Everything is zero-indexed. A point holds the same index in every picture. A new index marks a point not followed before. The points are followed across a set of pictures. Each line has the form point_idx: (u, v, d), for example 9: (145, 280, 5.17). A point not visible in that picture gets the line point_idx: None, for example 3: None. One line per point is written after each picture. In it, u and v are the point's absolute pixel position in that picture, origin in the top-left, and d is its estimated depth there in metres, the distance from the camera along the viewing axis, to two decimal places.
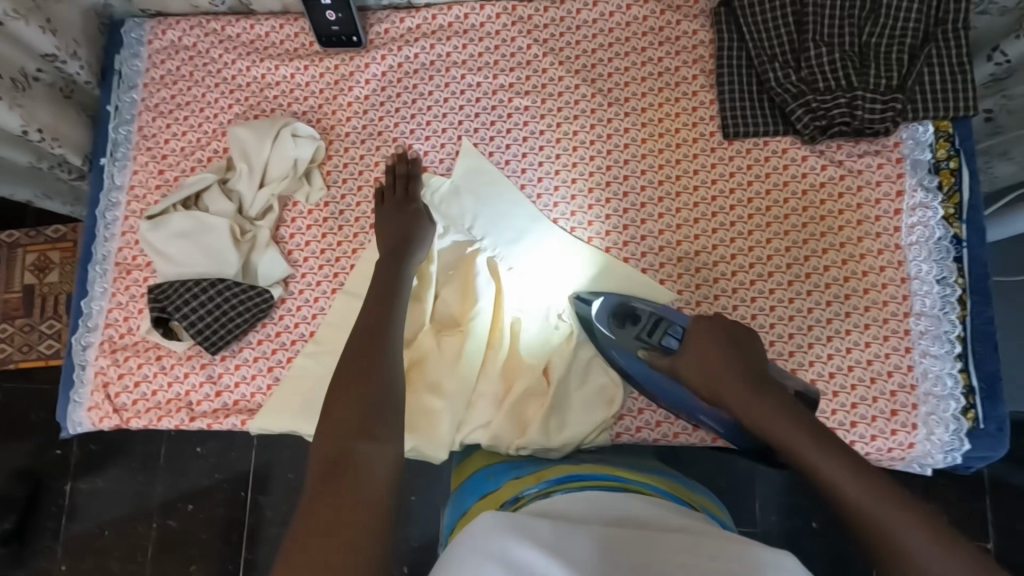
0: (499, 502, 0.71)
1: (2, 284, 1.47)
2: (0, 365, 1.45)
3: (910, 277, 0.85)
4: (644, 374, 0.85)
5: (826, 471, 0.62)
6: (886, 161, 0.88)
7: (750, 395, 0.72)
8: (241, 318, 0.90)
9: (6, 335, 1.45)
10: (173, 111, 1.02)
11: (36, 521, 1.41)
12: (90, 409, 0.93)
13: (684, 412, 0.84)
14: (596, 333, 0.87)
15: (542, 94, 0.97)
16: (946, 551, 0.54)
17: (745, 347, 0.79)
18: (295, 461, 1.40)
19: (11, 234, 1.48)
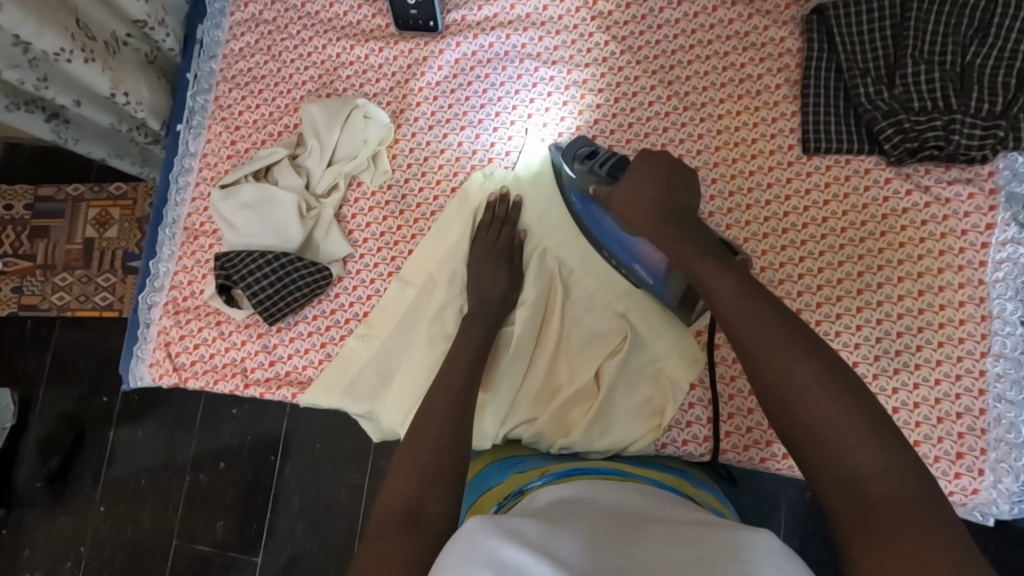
0: (504, 494, 0.72)
1: (64, 234, 1.55)
2: (58, 311, 1.53)
3: (992, 315, 0.81)
4: (599, 226, 0.89)
5: (753, 334, 0.63)
6: (978, 190, 0.83)
7: (690, 251, 0.73)
8: (300, 292, 0.92)
9: (66, 284, 1.54)
10: (249, 84, 1.04)
11: (83, 463, 1.49)
12: (152, 366, 0.97)
13: (624, 261, 0.87)
14: (561, 172, 0.91)
15: (616, 93, 0.95)
16: (857, 422, 0.55)
17: (685, 190, 0.81)
18: (330, 435, 1.43)
19: (76, 187, 1.56)
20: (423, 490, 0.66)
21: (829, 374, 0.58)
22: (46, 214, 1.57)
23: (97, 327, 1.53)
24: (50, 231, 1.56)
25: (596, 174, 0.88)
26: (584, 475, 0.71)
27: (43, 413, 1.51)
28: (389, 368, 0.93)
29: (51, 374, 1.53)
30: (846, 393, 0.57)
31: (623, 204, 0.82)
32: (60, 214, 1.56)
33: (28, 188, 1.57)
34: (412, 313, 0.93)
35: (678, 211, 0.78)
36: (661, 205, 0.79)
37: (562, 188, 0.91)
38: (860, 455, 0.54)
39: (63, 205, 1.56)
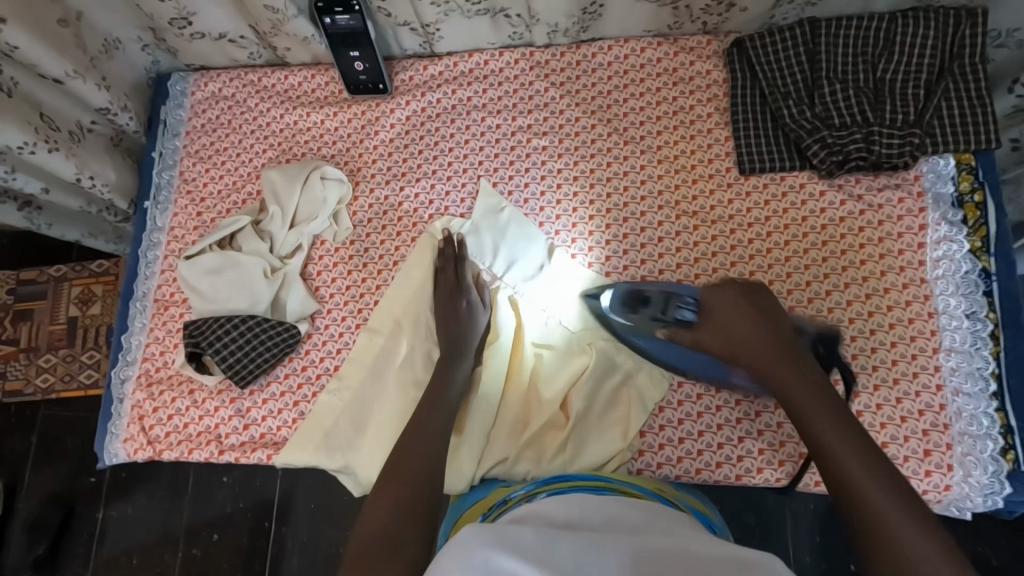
0: (489, 505, 0.78)
1: (47, 316, 1.57)
2: (42, 394, 1.52)
3: (938, 311, 0.84)
4: (665, 351, 0.88)
5: (818, 429, 0.69)
6: (906, 194, 0.88)
7: (771, 349, 0.77)
8: (269, 353, 0.93)
9: (50, 365, 1.54)
10: (212, 157, 1.08)
11: (68, 549, 1.45)
12: (127, 441, 0.97)
13: (701, 374, 0.87)
14: (607, 321, 0.90)
15: (559, 134, 1.00)
16: (886, 490, 0.63)
17: (757, 299, 0.81)
18: (321, 495, 1.41)
19: (59, 268, 1.59)
20: (399, 527, 0.68)
21: (857, 434, 0.68)
22: (28, 297, 1.58)
23: (85, 405, 1.52)
24: (32, 314, 1.57)
25: (660, 317, 0.87)
26: (568, 484, 0.76)
27: (26, 502, 1.48)
28: (362, 420, 0.93)
29: (34, 460, 1.51)
30: (870, 454, 0.66)
31: (713, 333, 0.82)
32: (42, 295, 1.58)
33: (7, 274, 1.59)
34: (380, 361, 0.94)
35: (756, 317, 0.79)
36: (751, 327, 0.79)
37: (618, 332, 0.89)
38: (902, 532, 0.60)
39: (46, 286, 1.58)
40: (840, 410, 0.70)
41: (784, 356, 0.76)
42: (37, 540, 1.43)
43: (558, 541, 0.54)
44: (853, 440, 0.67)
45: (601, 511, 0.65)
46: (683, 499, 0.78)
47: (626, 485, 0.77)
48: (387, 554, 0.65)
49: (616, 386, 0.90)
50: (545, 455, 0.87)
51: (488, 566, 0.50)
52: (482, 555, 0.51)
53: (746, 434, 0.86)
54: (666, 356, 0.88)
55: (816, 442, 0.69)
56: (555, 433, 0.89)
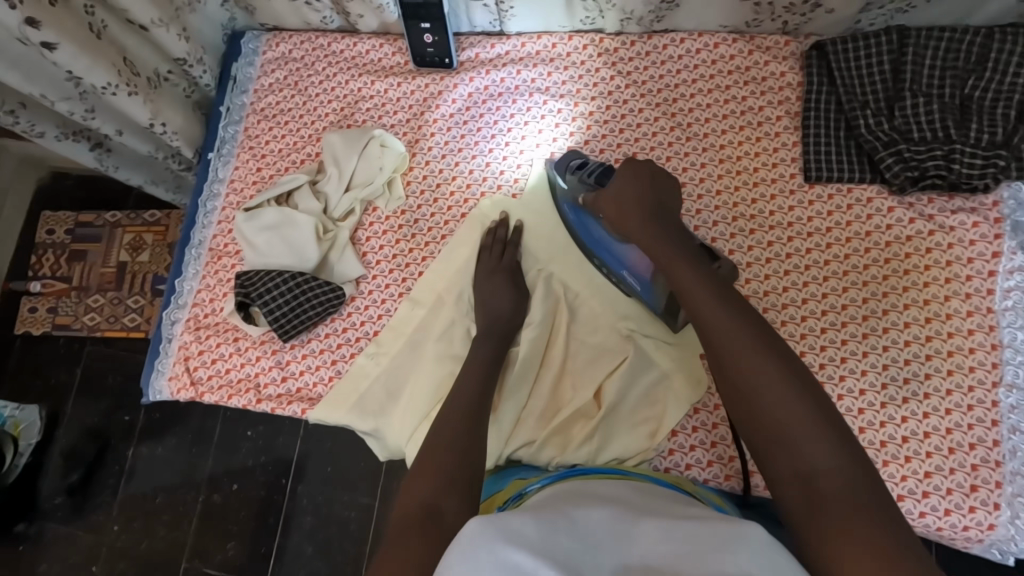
0: (505, 498, 0.77)
1: (100, 258, 1.64)
2: (88, 331, 1.60)
3: (1002, 344, 0.80)
4: (599, 244, 0.91)
5: (744, 366, 0.66)
6: (982, 219, 0.83)
7: (685, 277, 0.74)
8: (314, 311, 0.96)
9: (98, 305, 1.61)
10: (276, 116, 1.11)
11: (100, 479, 1.52)
12: (171, 379, 1.01)
13: (614, 269, 0.90)
14: (556, 187, 0.95)
15: (620, 124, 0.98)
16: (793, 395, 0.63)
17: (664, 193, 0.84)
18: (341, 458, 1.44)
19: (115, 214, 1.66)
20: (439, 498, 0.68)
21: (768, 344, 0.67)
22: (85, 238, 1.66)
23: (122, 348, 1.59)
24: (86, 254, 1.65)
25: (587, 183, 0.90)
26: (582, 475, 0.75)
27: (67, 430, 1.56)
28: (396, 387, 0.95)
29: (77, 391, 1.58)
30: (784, 362, 0.65)
31: (613, 208, 0.84)
32: (98, 237, 1.65)
33: (67, 215, 1.68)
34: (419, 332, 0.96)
35: (675, 235, 0.79)
36: (651, 220, 0.80)
37: (556, 198, 0.96)
38: (830, 466, 0.59)
39: (102, 230, 1.66)
40: (744, 314, 0.70)
41: (713, 289, 0.72)
42: (74, 465, 1.53)
43: (561, 531, 0.53)
44: (778, 374, 0.65)
45: (603, 494, 0.66)
46: (706, 494, 0.78)
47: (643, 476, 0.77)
48: (428, 525, 0.64)
49: (650, 384, 0.89)
50: (572, 444, 0.87)
51: (494, 557, 0.49)
52: (489, 545, 0.50)
53: None
54: (590, 240, 0.92)
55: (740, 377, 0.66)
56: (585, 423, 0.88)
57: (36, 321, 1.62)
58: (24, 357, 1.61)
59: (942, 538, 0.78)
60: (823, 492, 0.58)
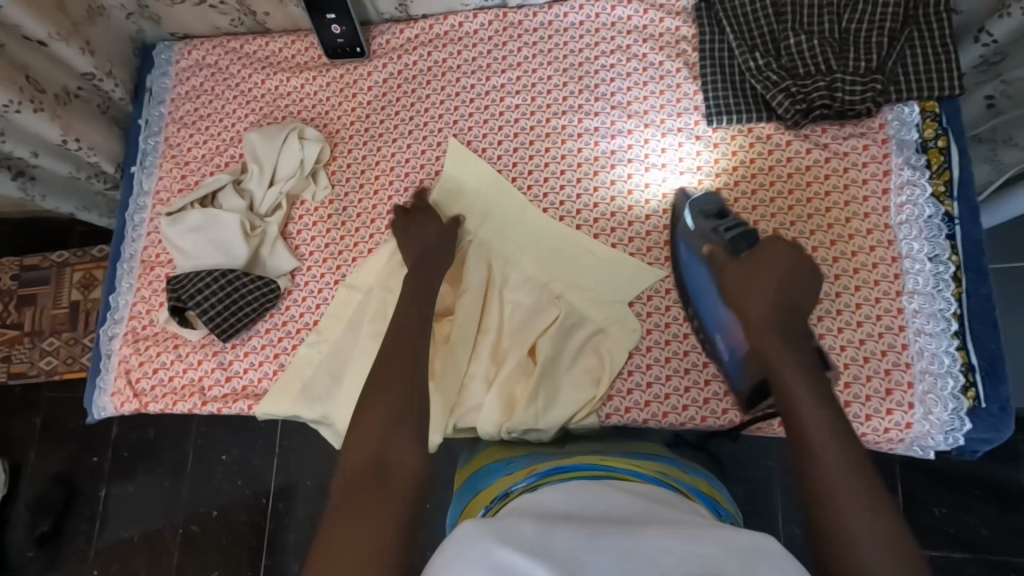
0: (491, 497, 0.73)
1: (50, 300, 1.59)
2: (47, 376, 1.55)
3: (902, 255, 0.85)
4: (699, 293, 0.85)
5: (790, 392, 0.67)
6: (871, 142, 0.89)
7: (761, 315, 0.73)
8: (249, 307, 0.96)
9: (53, 348, 1.56)
10: (196, 122, 1.11)
11: (72, 525, 1.49)
12: (114, 393, 1.00)
13: (707, 329, 0.84)
14: (680, 220, 0.88)
15: (532, 93, 1.02)
16: (830, 427, 0.63)
17: (800, 278, 0.77)
18: (313, 467, 1.45)
19: (60, 254, 1.60)
20: (382, 452, 0.69)
21: (820, 386, 0.67)
22: (30, 282, 1.60)
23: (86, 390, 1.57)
24: (36, 299, 1.59)
25: (713, 235, 0.83)
26: (569, 474, 0.70)
27: (31, 481, 1.52)
28: (339, 371, 0.96)
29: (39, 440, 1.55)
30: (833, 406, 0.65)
31: (737, 273, 0.78)
32: (46, 280, 1.60)
33: (11, 260, 1.61)
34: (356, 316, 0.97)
35: (784, 259, 0.77)
36: (781, 283, 0.75)
37: (676, 234, 0.88)
38: (832, 469, 0.59)
39: (49, 272, 1.60)
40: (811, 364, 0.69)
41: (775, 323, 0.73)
42: (41, 516, 1.46)
43: (559, 536, 0.52)
44: (822, 408, 0.64)
45: (607, 495, 0.63)
46: (686, 481, 0.76)
47: (627, 471, 0.72)
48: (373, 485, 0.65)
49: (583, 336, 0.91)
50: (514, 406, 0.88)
51: (488, 557, 0.50)
52: (481, 548, 0.51)
53: (712, 377, 0.87)
54: (692, 282, 0.86)
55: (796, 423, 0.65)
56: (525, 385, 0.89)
57: None
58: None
59: (867, 443, 0.82)
60: (832, 500, 0.58)
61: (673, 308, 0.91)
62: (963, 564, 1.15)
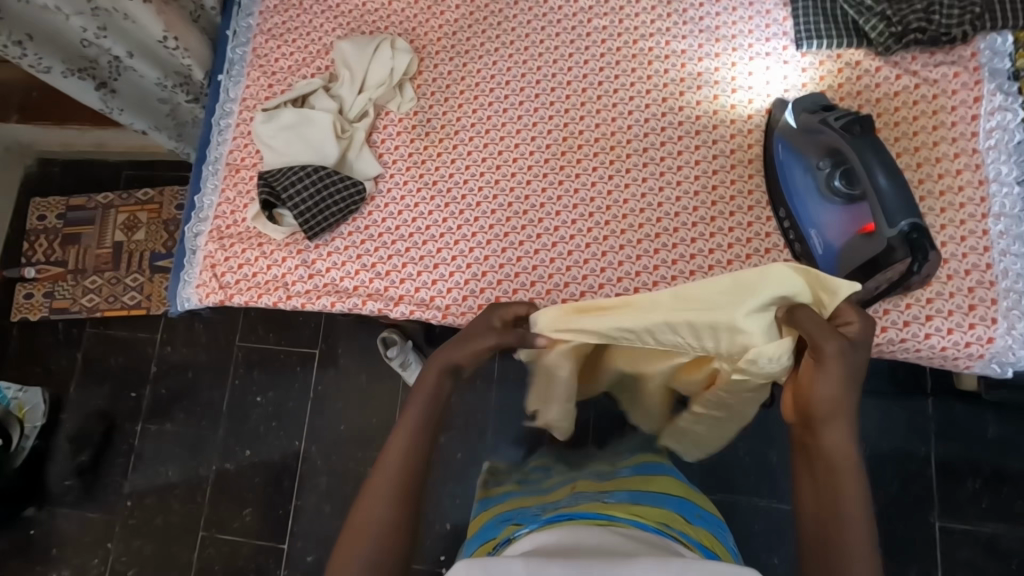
0: (496, 544, 0.77)
1: (95, 240, 1.64)
2: (87, 314, 1.60)
3: (989, 180, 0.86)
4: (798, 193, 0.85)
5: (835, 458, 0.65)
6: (962, 69, 0.90)
7: (842, 407, 0.65)
8: (338, 207, 0.98)
9: (96, 286, 1.61)
10: (283, 35, 1.14)
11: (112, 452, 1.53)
12: (198, 286, 1.03)
13: (799, 225, 0.85)
14: (779, 120, 0.89)
15: (619, 15, 1.03)
16: (855, 497, 0.64)
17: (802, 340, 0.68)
18: (363, 395, 1.48)
19: (106, 196, 1.65)
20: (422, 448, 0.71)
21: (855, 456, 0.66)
22: (75, 222, 1.65)
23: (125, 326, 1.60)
24: (81, 237, 1.65)
25: (819, 128, 0.82)
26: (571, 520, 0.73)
27: (87, 394, 1.57)
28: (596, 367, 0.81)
29: (94, 356, 1.59)
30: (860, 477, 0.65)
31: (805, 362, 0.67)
32: (90, 221, 1.65)
33: (58, 199, 1.67)
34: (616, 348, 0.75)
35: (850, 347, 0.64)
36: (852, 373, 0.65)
37: (773, 131, 0.90)
38: (848, 526, 0.62)
39: (93, 213, 1.65)
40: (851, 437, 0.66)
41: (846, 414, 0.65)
42: (84, 445, 1.53)
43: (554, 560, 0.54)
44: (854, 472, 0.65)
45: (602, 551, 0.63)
46: (691, 534, 0.78)
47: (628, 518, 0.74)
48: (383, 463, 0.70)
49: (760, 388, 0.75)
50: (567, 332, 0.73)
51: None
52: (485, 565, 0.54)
53: None
54: (785, 181, 0.87)
55: (840, 497, 0.64)
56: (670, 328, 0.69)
57: (32, 307, 1.62)
58: (23, 342, 1.62)
59: (945, 359, 0.84)
60: (834, 541, 0.62)
61: (755, 224, 0.92)
62: (1008, 511, 1.17)
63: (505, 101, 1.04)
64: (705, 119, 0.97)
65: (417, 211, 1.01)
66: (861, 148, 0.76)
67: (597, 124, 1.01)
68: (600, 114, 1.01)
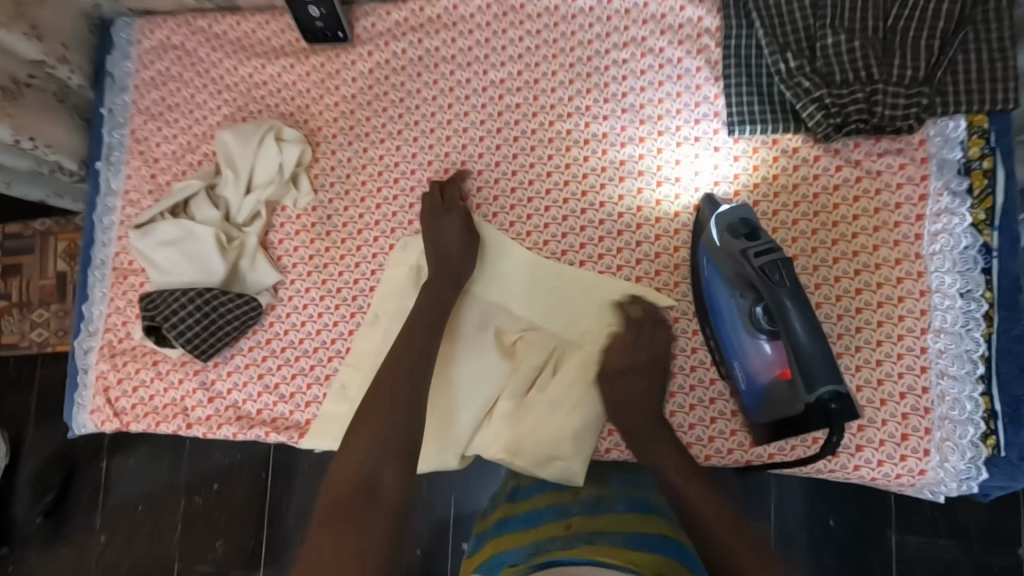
0: None
1: (37, 271, 1.51)
2: (39, 348, 1.50)
3: (931, 289, 0.79)
4: (721, 318, 0.77)
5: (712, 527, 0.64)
6: (909, 160, 0.80)
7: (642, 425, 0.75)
8: (230, 326, 0.90)
9: (43, 320, 1.50)
10: (164, 114, 1.01)
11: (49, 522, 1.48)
12: (93, 411, 0.96)
13: (724, 353, 0.77)
14: (703, 231, 0.79)
15: (534, 90, 0.91)
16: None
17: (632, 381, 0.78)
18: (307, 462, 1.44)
19: (43, 222, 1.51)
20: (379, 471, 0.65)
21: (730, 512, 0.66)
22: (15, 251, 1.52)
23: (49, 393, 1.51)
24: (20, 269, 1.52)
25: (740, 257, 0.73)
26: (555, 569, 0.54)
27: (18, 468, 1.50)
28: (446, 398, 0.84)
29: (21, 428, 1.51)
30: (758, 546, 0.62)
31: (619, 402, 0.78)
32: (30, 249, 1.52)
33: None
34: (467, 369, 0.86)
35: (647, 357, 0.78)
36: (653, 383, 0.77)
37: (698, 244, 0.80)
38: None
39: (32, 241, 1.51)
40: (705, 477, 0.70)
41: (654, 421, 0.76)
42: (47, 487, 1.45)
43: None
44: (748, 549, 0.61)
45: None
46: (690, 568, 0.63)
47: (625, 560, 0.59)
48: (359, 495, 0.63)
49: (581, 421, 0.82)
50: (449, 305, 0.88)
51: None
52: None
53: (719, 415, 0.82)
54: (711, 305, 0.78)
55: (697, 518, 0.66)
56: (526, 284, 0.88)
57: None
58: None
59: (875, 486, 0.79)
60: None
61: (681, 337, 0.84)
62: None
63: (410, 194, 0.94)
64: (629, 217, 0.87)
65: (321, 321, 0.93)
66: (776, 298, 0.69)
67: (511, 221, 0.91)
68: (515, 210, 0.91)
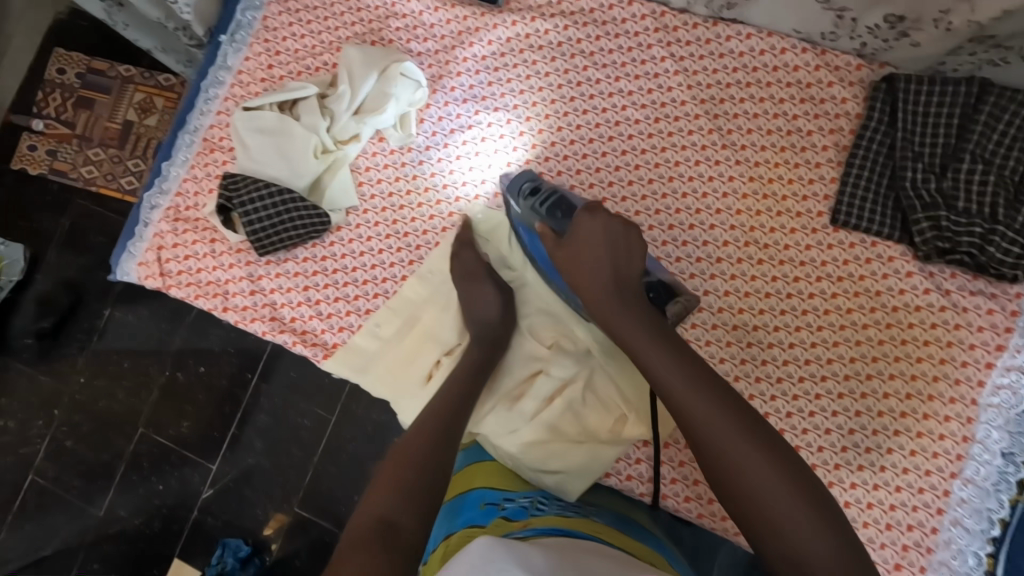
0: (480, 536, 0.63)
1: (107, 112, 1.46)
2: (83, 184, 1.45)
3: (974, 439, 0.78)
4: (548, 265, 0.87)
5: (683, 404, 0.64)
6: (998, 308, 0.79)
7: (649, 339, 0.70)
8: (294, 231, 0.92)
9: (97, 159, 1.45)
10: (300, 12, 1.02)
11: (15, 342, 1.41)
12: (141, 264, 0.99)
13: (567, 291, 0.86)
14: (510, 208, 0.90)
15: (658, 112, 0.91)
16: (765, 463, 0.59)
17: (604, 252, 0.77)
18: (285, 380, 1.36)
19: (128, 69, 1.47)
20: (398, 510, 0.60)
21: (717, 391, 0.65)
22: (94, 87, 1.47)
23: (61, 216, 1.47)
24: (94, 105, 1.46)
25: (537, 212, 0.85)
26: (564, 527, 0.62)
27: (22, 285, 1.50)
28: None
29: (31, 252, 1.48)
30: (750, 429, 0.62)
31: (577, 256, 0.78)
32: (107, 90, 1.47)
33: (81, 56, 1.48)
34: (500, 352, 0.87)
35: (602, 226, 0.78)
36: (620, 250, 0.77)
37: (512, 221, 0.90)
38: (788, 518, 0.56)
39: (112, 82, 1.46)
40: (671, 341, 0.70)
41: (652, 325, 0.71)
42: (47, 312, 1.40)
43: None
44: (733, 426, 0.61)
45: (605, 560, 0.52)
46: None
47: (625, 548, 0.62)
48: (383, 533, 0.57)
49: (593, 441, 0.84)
50: None
51: None
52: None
53: None
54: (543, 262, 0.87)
55: (718, 445, 0.61)
56: None
57: (32, 160, 1.47)
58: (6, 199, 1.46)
59: None
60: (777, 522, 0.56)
61: None
62: None
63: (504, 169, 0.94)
64: (706, 266, 0.88)
65: (380, 258, 0.94)
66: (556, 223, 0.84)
67: None
68: None
